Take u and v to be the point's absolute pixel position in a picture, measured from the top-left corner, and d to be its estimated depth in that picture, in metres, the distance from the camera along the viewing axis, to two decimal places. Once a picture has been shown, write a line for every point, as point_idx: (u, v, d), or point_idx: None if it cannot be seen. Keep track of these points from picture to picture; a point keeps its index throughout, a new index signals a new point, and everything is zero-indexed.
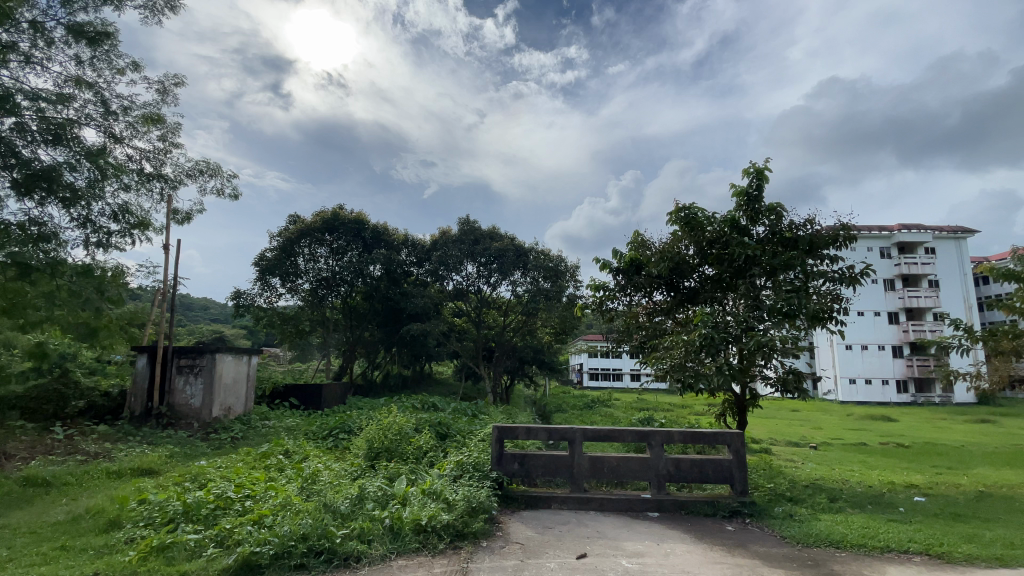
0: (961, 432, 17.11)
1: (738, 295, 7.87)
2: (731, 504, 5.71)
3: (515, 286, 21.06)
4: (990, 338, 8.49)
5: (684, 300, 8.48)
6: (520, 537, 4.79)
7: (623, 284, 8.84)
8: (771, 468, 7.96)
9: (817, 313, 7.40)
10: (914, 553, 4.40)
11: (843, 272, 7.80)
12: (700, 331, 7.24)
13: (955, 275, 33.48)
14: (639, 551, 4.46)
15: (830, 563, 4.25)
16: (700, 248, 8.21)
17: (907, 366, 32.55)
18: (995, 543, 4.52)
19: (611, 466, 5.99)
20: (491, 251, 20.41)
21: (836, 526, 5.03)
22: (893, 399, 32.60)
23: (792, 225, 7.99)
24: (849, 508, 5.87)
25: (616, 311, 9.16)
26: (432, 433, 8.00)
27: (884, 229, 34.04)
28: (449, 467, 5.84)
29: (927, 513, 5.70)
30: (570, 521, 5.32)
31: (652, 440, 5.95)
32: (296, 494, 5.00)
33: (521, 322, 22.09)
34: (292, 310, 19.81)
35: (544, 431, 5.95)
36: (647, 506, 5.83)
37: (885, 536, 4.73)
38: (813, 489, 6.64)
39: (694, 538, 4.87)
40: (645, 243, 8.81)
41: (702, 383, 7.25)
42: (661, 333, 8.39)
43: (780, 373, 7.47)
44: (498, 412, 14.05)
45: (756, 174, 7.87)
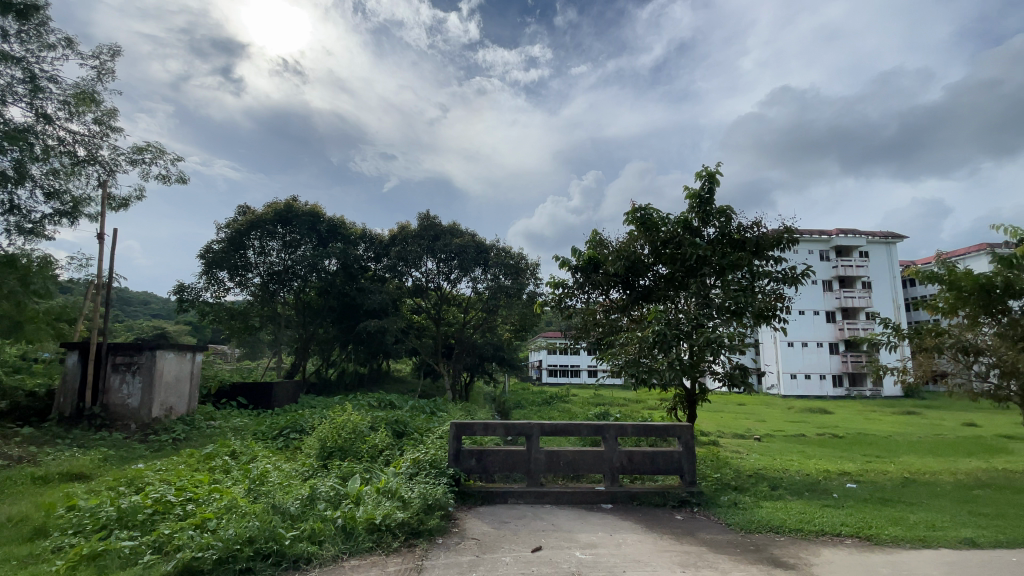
0: (890, 423, 18.43)
1: (690, 294, 8.15)
2: (680, 494, 5.93)
3: (475, 283, 21.01)
4: (916, 336, 9.20)
5: (639, 298, 8.70)
6: (475, 533, 4.79)
7: (581, 282, 8.99)
8: (718, 459, 8.33)
9: (762, 312, 7.77)
10: (846, 536, 4.72)
11: (786, 272, 8.19)
12: (653, 327, 7.44)
13: (886, 277, 35.99)
14: (592, 542, 4.56)
15: (771, 548, 4.48)
16: (654, 248, 8.44)
17: (842, 362, 34.78)
18: (918, 525, 4.92)
19: (567, 460, 6.09)
20: (451, 247, 20.23)
21: (777, 513, 5.31)
22: (829, 392, 34.75)
23: (740, 228, 8.33)
24: (789, 495, 6.21)
25: (573, 308, 9.30)
26: (388, 431, 7.87)
27: (824, 233, 36.11)
28: (404, 465, 5.74)
29: (857, 498, 6.13)
30: (526, 516, 5.36)
31: (607, 433, 6.10)
32: (242, 497, 4.80)
33: (481, 318, 22.07)
34: (241, 305, 19.02)
35: (501, 427, 5.95)
36: (601, 499, 5.95)
37: (820, 521, 5.03)
38: (756, 479, 6.99)
39: (644, 528, 5.02)
40: (603, 242, 8.98)
41: (654, 378, 7.49)
42: (617, 329, 8.59)
43: (727, 369, 7.76)
44: (457, 409, 13.98)
45: (708, 177, 8.16)
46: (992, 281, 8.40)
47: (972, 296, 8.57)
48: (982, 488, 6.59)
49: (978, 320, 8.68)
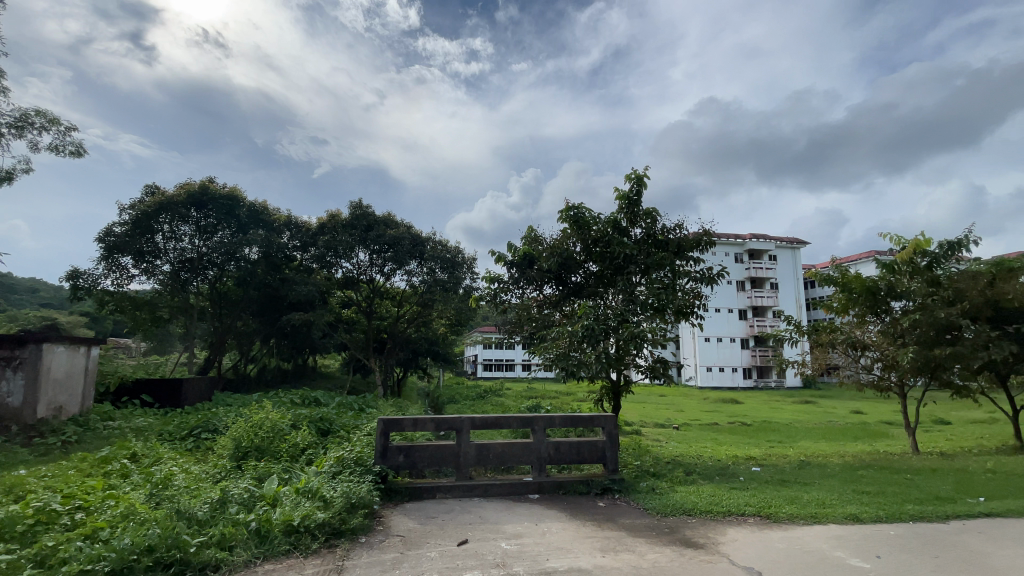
0: (790, 412, 20.31)
1: (617, 290, 8.49)
2: (603, 482, 6.18)
3: (410, 276, 20.57)
4: (814, 332, 10.21)
5: (571, 293, 8.93)
6: (401, 530, 4.71)
7: (516, 277, 9.09)
8: (640, 447, 8.77)
9: (682, 308, 8.25)
10: (749, 515, 5.14)
11: (704, 272, 8.72)
12: (583, 323, 7.67)
13: (791, 279, 39.47)
14: (518, 532, 4.63)
15: (683, 530, 4.78)
16: (586, 246, 8.70)
17: (751, 356, 37.80)
18: (810, 503, 5.45)
19: (496, 452, 6.14)
20: (384, 239, 19.61)
21: (689, 496, 5.68)
22: (740, 384, 37.69)
23: (664, 229, 8.77)
24: (700, 479, 6.67)
25: (508, 303, 9.40)
26: (312, 429, 7.54)
27: (738, 237, 38.99)
28: (326, 464, 5.51)
29: (760, 480, 6.69)
30: (454, 510, 5.34)
31: (535, 425, 6.23)
32: (142, 503, 4.40)
33: (415, 313, 21.67)
34: (147, 294, 17.43)
35: (431, 422, 5.89)
36: (528, 489, 6.05)
37: (728, 503, 5.44)
38: (673, 465, 7.43)
39: (569, 516, 5.17)
40: (537, 238, 9.12)
41: (583, 371, 7.75)
42: (549, 324, 8.78)
43: (650, 362, 8.15)
44: (387, 405, 13.66)
45: (637, 180, 8.51)
46: (876, 285, 9.44)
47: (861, 297, 9.56)
48: (863, 468, 7.42)
49: (866, 319, 9.71)
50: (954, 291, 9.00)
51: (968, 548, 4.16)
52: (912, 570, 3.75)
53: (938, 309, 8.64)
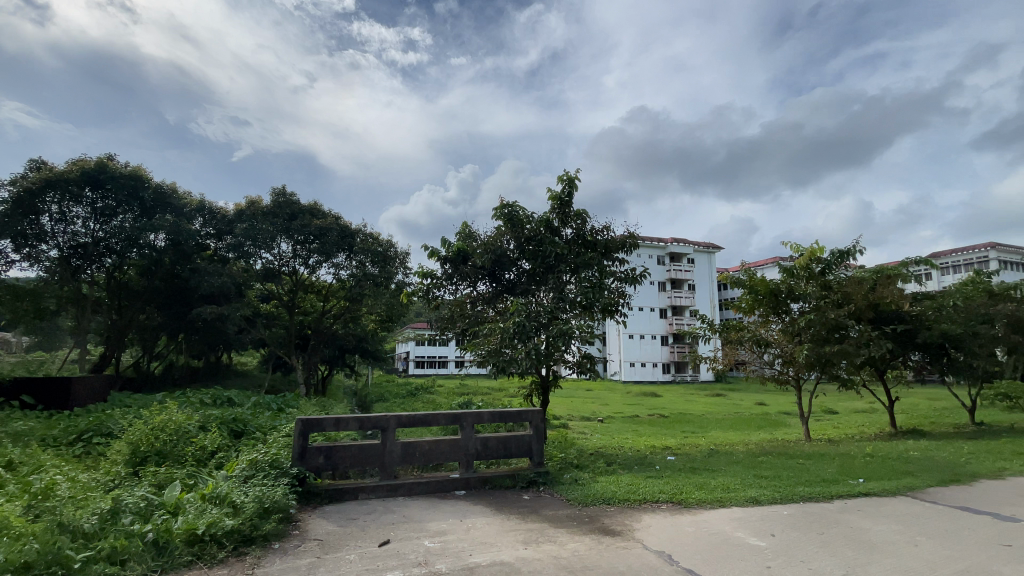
0: (704, 404, 21.81)
1: (548, 288, 8.66)
2: (529, 475, 6.30)
3: (337, 270, 19.75)
4: (725, 330, 11.01)
5: (503, 290, 9.01)
6: (318, 534, 4.52)
7: (450, 273, 9.04)
8: (565, 440, 9.04)
9: (608, 306, 8.56)
10: (662, 501, 5.46)
11: (628, 273, 9.12)
12: (514, 319, 7.76)
13: (707, 281, 42.35)
14: (441, 529, 4.61)
15: (602, 518, 4.98)
16: (519, 244, 8.80)
17: (670, 351, 40.13)
18: (716, 488, 5.90)
19: (423, 450, 6.07)
20: (309, 229, 18.66)
21: (609, 486, 5.94)
22: (660, 378, 39.91)
23: (593, 230, 9.07)
24: (620, 469, 6.99)
25: (441, 299, 9.34)
26: (223, 431, 7.03)
27: (660, 240, 41.34)
28: (237, 468, 5.18)
29: (674, 468, 7.13)
30: (376, 510, 5.22)
31: (463, 421, 6.22)
32: (15, 516, 3.89)
33: (342, 307, 20.86)
34: (31, 283, 15.50)
35: (355, 422, 5.69)
36: (455, 486, 6.04)
37: (644, 491, 5.75)
38: (596, 456, 7.73)
39: (494, 511, 5.22)
40: (472, 234, 9.09)
41: (513, 366, 7.86)
42: (482, 320, 8.82)
43: (577, 357, 8.40)
44: (310, 404, 13.07)
45: (568, 181, 8.74)
46: (778, 287, 10.38)
47: (765, 299, 10.46)
48: (763, 455, 8.12)
49: (769, 319, 10.63)
50: (843, 295, 10.07)
51: (847, 524, 4.68)
52: (800, 546, 4.16)
53: (829, 310, 9.64)
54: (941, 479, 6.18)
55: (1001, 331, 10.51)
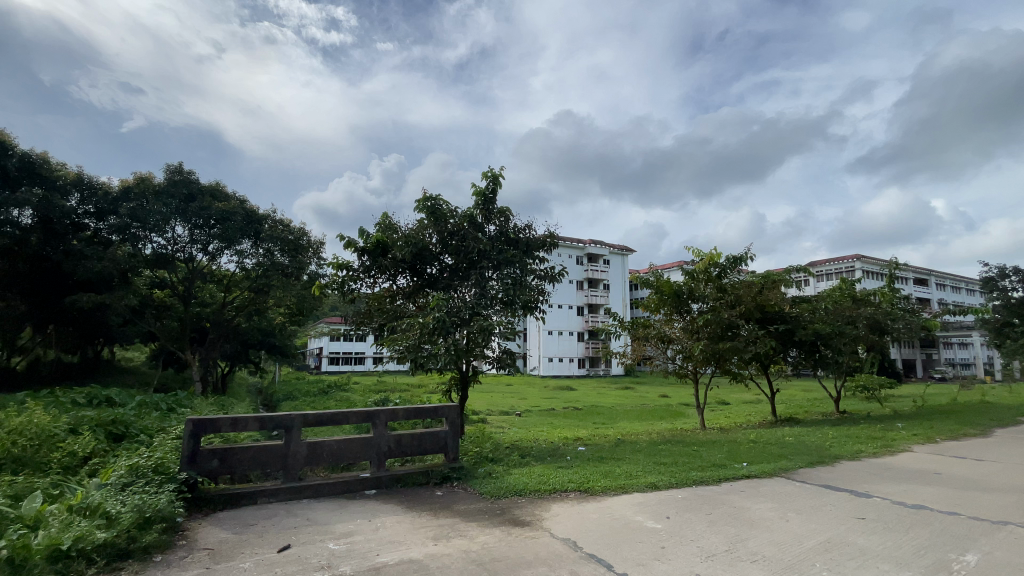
0: (614, 397, 23.01)
1: (470, 284, 8.65)
2: (443, 471, 6.26)
3: (242, 258, 18.32)
4: (634, 327, 11.67)
5: (425, 285, 8.87)
6: (209, 543, 4.19)
7: (368, 265, 8.71)
8: (482, 434, 9.10)
9: (528, 304, 8.71)
10: (571, 491, 5.68)
11: (548, 271, 9.31)
12: (434, 314, 7.64)
13: (621, 281, 44.70)
14: (349, 531, 4.46)
15: (513, 510, 5.09)
16: (442, 238, 8.70)
17: (586, 347, 41.82)
18: (620, 475, 6.26)
19: (331, 450, 5.82)
20: (210, 212, 17.07)
21: (522, 478, 6.07)
22: (575, 373, 41.44)
23: (516, 228, 9.18)
24: (534, 461, 7.18)
25: (358, 293, 9.02)
26: (100, 434, 6.26)
27: (579, 241, 42.98)
28: (113, 475, 4.63)
29: (584, 458, 7.45)
30: (277, 515, 4.92)
31: (376, 419, 6.06)
32: None
33: (247, 299, 19.41)
34: None
35: (255, 422, 5.31)
36: (365, 485, 5.85)
37: (553, 481, 5.95)
38: (510, 449, 7.86)
39: (404, 508, 5.15)
40: (393, 226, 8.86)
41: (432, 363, 7.75)
42: (401, 315, 8.63)
43: (498, 353, 8.47)
44: (205, 403, 11.98)
45: (492, 178, 8.78)
46: (681, 289, 11.25)
47: (669, 299, 11.30)
48: (664, 443, 8.74)
49: (672, 317, 11.45)
50: (735, 296, 10.98)
51: (731, 504, 5.18)
52: (690, 526, 4.54)
53: (723, 310, 10.58)
54: (809, 461, 7.02)
55: (862, 331, 12.06)
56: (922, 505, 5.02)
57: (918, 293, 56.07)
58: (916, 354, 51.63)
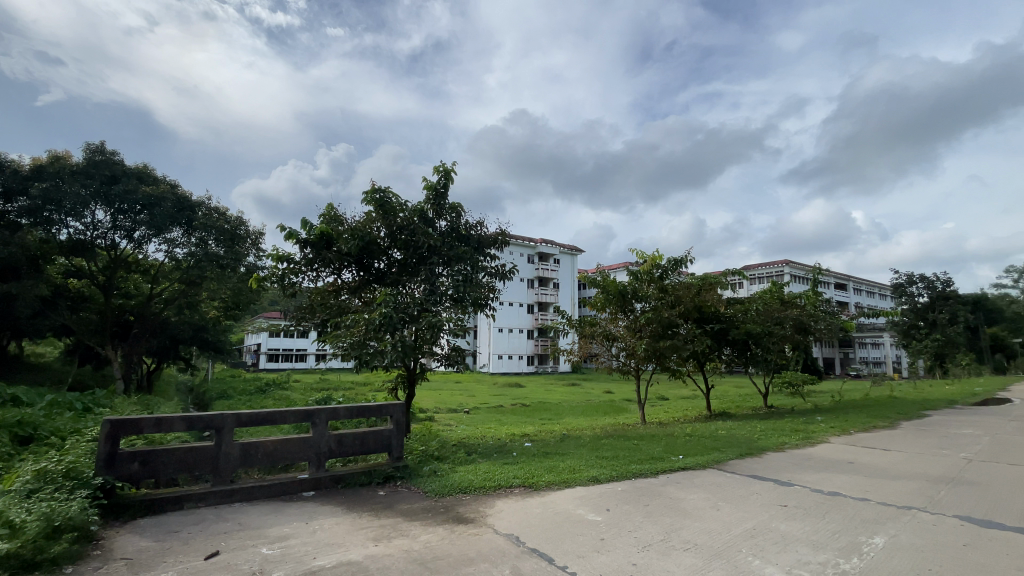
0: (562, 394, 23.41)
1: (418, 280, 8.51)
2: (386, 470, 6.14)
3: (171, 247, 17.22)
4: (580, 325, 11.91)
5: (371, 280, 8.65)
6: (128, 552, 3.89)
7: (311, 258, 8.38)
8: (428, 432, 8.98)
9: (478, 301, 8.67)
10: (515, 487, 5.72)
11: (499, 268, 9.31)
12: (381, 310, 7.47)
13: (571, 281, 45.55)
14: (284, 534, 4.28)
15: (456, 507, 5.07)
16: (391, 232, 8.51)
17: (535, 345, 42.29)
18: (563, 470, 6.38)
19: (266, 451, 5.56)
20: (136, 197, 15.83)
21: (466, 475, 6.06)
22: (524, 370, 41.79)
23: (467, 225, 9.12)
24: (479, 458, 7.18)
25: (299, 287, 8.66)
26: (2, 437, 5.67)
27: (531, 240, 43.42)
28: (18, 481, 4.21)
29: (529, 454, 7.53)
30: (205, 520, 4.65)
31: (316, 418, 5.86)
32: None
33: (178, 291, 18.19)
34: None
35: (182, 422, 4.97)
36: (302, 487, 5.63)
37: (498, 478, 5.97)
38: (457, 447, 7.81)
39: (344, 510, 5.00)
40: (338, 218, 8.57)
41: (377, 360, 7.55)
42: (346, 311, 8.38)
43: (447, 350, 8.39)
44: (128, 403, 11.12)
45: (444, 173, 8.68)
46: (625, 288, 11.64)
47: (614, 298, 11.67)
48: (607, 438, 8.99)
49: (617, 316, 11.79)
50: (675, 296, 11.57)
51: (668, 495, 5.40)
52: (629, 518, 4.70)
53: (664, 310, 11.05)
54: (739, 453, 7.46)
55: (788, 331, 12.93)
56: (837, 492, 5.46)
57: (839, 297, 60.86)
58: (836, 353, 56.09)
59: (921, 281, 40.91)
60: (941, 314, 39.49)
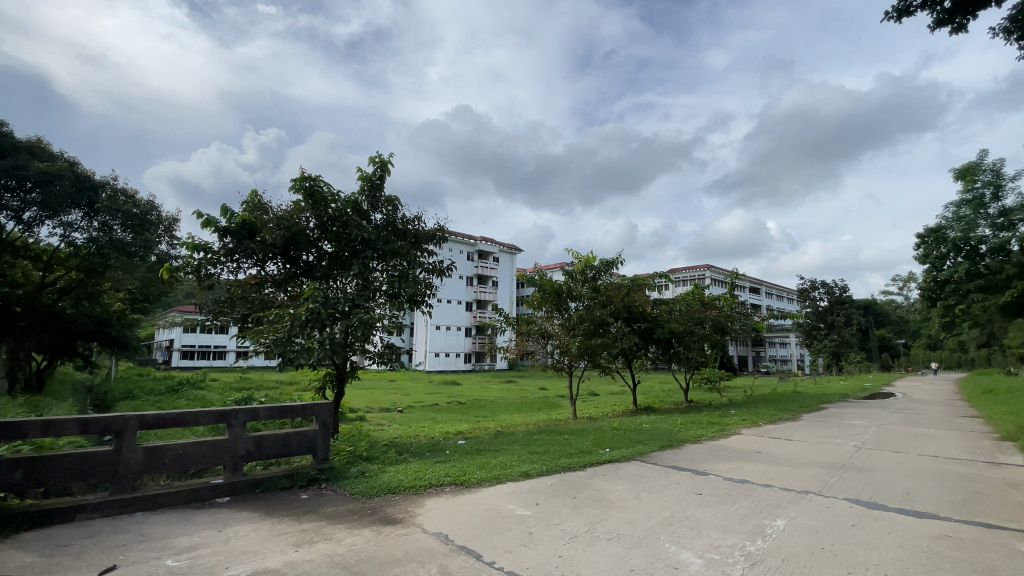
0: (497, 391, 23.55)
1: (351, 274, 8.21)
2: (309, 473, 5.87)
3: (68, 231, 15.42)
4: (517, 323, 12.03)
5: (299, 273, 8.24)
6: (5, 570, 3.46)
7: (231, 248, 7.85)
8: (358, 432, 8.69)
9: (414, 297, 8.48)
10: (446, 485, 5.68)
11: (436, 265, 9.18)
12: (308, 306, 7.09)
13: (509, 279, 45.90)
14: (193, 544, 3.99)
15: (384, 508, 4.95)
16: (321, 223, 8.16)
17: (472, 343, 42.24)
18: (495, 467, 6.43)
19: (174, 455, 5.15)
20: (28, 173, 14.06)
21: (396, 475, 5.94)
22: (461, 368, 41.59)
23: (404, 219, 8.91)
24: (411, 457, 7.06)
25: (217, 279, 8.09)
26: None
27: (470, 237, 43.30)
28: None
29: (462, 452, 7.51)
30: (102, 532, 4.22)
31: (233, 419, 5.50)
32: None
33: (75, 280, 16.37)
34: None
35: (76, 424, 4.47)
36: (216, 493, 5.26)
37: (429, 476, 5.90)
38: (387, 447, 7.63)
39: (263, 515, 4.74)
40: (263, 206, 8.08)
41: (303, 358, 7.19)
42: (269, 305, 7.95)
43: (380, 348, 8.16)
44: (10, 405, 9.86)
45: (380, 164, 8.43)
46: (560, 287, 11.90)
47: (550, 297, 11.90)
48: (539, 433, 9.16)
49: (552, 314, 12.04)
50: (607, 296, 12.02)
51: (594, 487, 5.59)
52: (557, 511, 4.82)
53: (596, 309, 11.48)
54: (661, 445, 7.88)
55: (708, 330, 13.83)
56: (746, 480, 5.90)
57: (754, 300, 65.93)
58: (750, 351, 60.73)
59: (822, 287, 45.24)
60: (837, 317, 43.97)
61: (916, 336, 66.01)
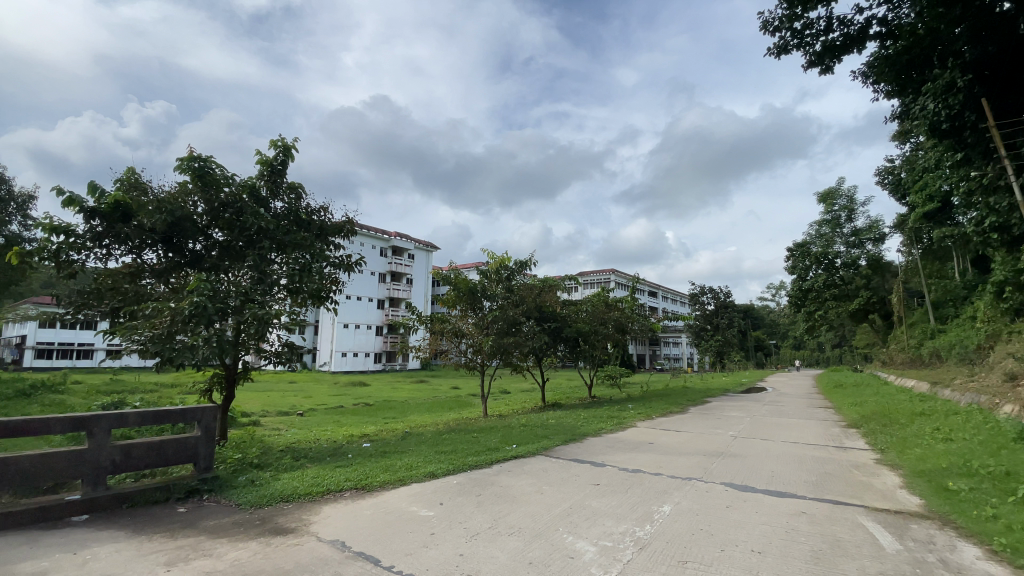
0: (407, 391, 23.09)
1: (245, 266, 7.58)
2: (189, 484, 5.34)
3: None
4: (429, 322, 11.86)
5: (183, 264, 7.46)
6: None
7: (99, 232, 6.92)
8: (251, 438, 8.04)
9: (317, 293, 8.00)
10: (347, 490, 5.45)
11: (344, 259, 8.76)
12: (191, 299, 6.40)
13: (423, 277, 45.19)
14: (39, 570, 3.46)
15: (275, 518, 4.64)
16: (211, 209, 7.44)
17: (383, 341, 40.95)
18: (401, 468, 6.30)
19: (17, 468, 4.43)
20: None
21: (292, 482, 5.59)
22: (370, 368, 40.17)
23: (308, 209, 8.43)
24: (309, 463, 6.66)
25: (80, 267, 7.09)
26: None
27: (384, 233, 42.04)
28: None
29: (366, 455, 7.24)
30: None
31: (94, 427, 4.84)
32: None
33: None
34: None
35: None
36: (72, 510, 4.60)
37: (328, 482, 5.63)
38: (283, 453, 7.15)
39: (130, 533, 4.23)
40: (140, 186, 7.19)
41: (185, 358, 6.50)
42: (146, 298, 7.11)
43: (277, 347, 7.61)
44: None
45: (283, 149, 7.88)
46: (475, 287, 11.92)
47: (464, 296, 11.88)
48: (448, 433, 9.11)
49: (466, 313, 12.02)
50: (520, 296, 12.27)
51: (498, 484, 5.68)
52: (461, 509, 4.83)
53: (509, 308, 11.64)
54: (564, 440, 8.20)
55: (610, 330, 14.65)
56: (641, 470, 6.31)
57: (654, 303, 70.90)
58: (647, 349, 65.18)
59: (710, 292, 49.61)
60: (722, 319, 48.61)
61: (785, 337, 74.87)
